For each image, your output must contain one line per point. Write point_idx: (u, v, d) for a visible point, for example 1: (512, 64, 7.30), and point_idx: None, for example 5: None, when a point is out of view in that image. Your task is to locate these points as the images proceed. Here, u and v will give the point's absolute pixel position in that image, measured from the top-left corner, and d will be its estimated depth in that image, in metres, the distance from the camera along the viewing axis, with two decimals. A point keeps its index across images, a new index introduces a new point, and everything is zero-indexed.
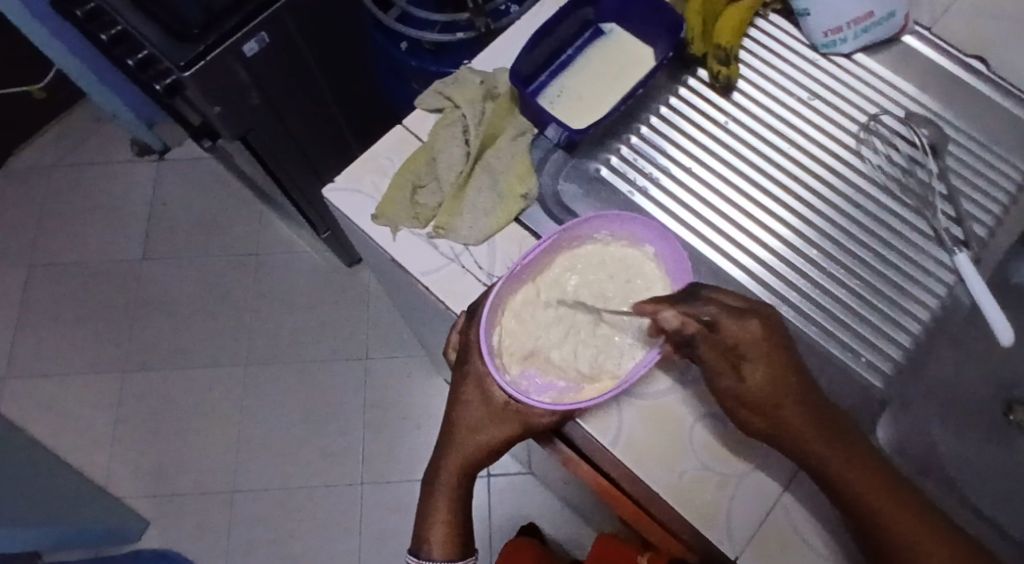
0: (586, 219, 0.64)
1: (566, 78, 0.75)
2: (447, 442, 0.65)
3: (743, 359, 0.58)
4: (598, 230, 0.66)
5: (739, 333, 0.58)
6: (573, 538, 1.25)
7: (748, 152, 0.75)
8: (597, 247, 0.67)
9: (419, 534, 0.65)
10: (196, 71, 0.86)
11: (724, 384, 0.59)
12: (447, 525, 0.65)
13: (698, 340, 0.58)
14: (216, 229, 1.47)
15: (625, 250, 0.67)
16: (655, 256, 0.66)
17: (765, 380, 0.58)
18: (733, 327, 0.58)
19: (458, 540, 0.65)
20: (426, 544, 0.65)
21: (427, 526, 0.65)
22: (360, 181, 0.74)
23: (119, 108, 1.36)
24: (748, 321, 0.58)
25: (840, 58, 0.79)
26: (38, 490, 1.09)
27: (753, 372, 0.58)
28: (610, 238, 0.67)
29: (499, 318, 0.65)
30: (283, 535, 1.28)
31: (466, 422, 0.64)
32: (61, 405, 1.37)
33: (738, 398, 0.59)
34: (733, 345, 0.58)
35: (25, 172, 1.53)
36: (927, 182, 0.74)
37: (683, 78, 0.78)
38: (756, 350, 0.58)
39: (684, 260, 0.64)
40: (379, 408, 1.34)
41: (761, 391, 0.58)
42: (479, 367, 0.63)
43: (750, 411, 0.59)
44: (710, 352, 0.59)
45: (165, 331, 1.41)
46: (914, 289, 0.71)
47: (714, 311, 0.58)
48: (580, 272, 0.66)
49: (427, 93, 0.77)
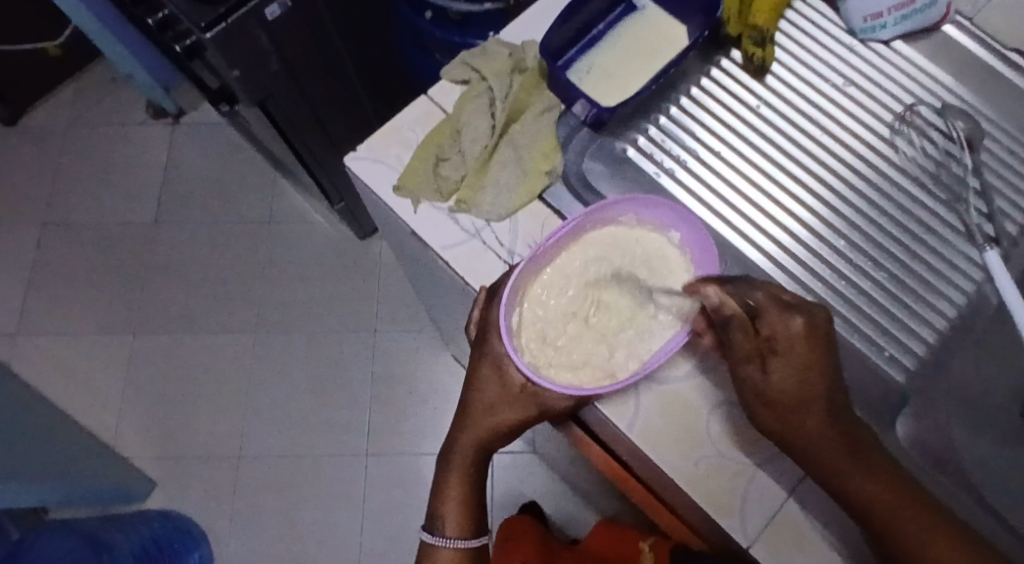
0: (613, 202, 0.63)
1: (596, 54, 0.73)
2: (462, 423, 0.66)
3: (774, 353, 0.57)
4: (623, 213, 0.64)
5: (777, 329, 0.57)
6: (575, 517, 1.25)
7: (778, 138, 0.73)
8: (621, 231, 0.65)
9: (432, 511, 0.67)
10: (216, 34, 0.84)
11: (748, 374, 0.58)
12: (461, 505, 0.66)
13: (734, 324, 0.58)
14: (230, 195, 1.46)
15: (649, 235, 0.65)
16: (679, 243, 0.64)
17: (790, 382, 0.57)
18: (770, 319, 0.57)
19: (472, 519, 0.67)
20: (441, 521, 0.66)
21: (440, 504, 0.66)
22: (383, 152, 0.73)
23: (136, 68, 1.34)
24: (792, 317, 0.57)
25: (878, 44, 0.77)
26: (48, 448, 1.09)
27: (779, 370, 0.57)
28: (635, 223, 0.65)
29: (519, 299, 0.63)
30: (288, 503, 1.28)
31: (482, 404, 0.64)
32: (71, 364, 1.37)
33: (762, 393, 0.58)
34: (767, 336, 0.58)
35: (40, 130, 1.52)
36: (961, 177, 0.72)
37: (716, 58, 0.76)
38: (788, 344, 0.57)
39: (711, 248, 0.62)
40: (387, 381, 1.34)
41: (785, 388, 0.57)
42: (498, 348, 0.63)
43: (771, 412, 0.57)
44: (743, 341, 0.58)
45: (176, 295, 1.41)
46: (941, 286, 0.69)
47: (760, 299, 0.57)
48: (602, 254, 0.64)
49: (453, 63, 0.75)
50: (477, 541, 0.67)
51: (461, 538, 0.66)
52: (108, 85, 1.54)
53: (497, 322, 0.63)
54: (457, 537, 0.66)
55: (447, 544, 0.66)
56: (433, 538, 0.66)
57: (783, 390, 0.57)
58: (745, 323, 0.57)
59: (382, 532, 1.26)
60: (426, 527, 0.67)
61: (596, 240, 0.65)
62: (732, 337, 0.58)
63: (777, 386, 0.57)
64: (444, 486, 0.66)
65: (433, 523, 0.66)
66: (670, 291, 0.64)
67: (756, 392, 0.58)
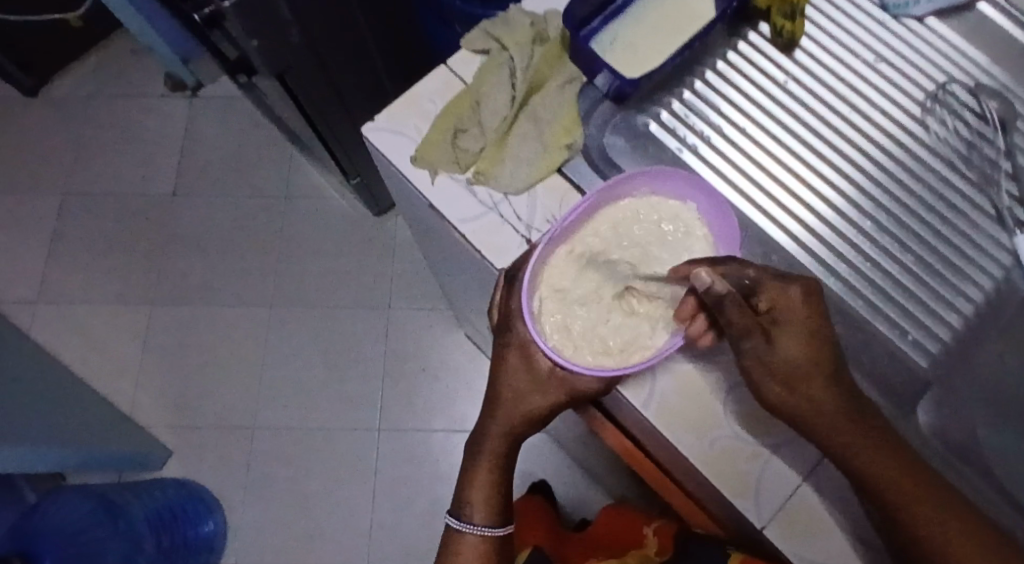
0: (630, 176, 0.62)
1: (622, 26, 0.71)
2: (491, 407, 0.65)
3: (777, 324, 0.57)
4: (639, 188, 0.64)
5: (779, 296, 0.57)
6: (586, 498, 1.25)
7: (805, 115, 0.72)
8: (638, 205, 0.64)
9: (459, 498, 0.66)
10: (236, 1, 0.83)
11: (749, 348, 0.57)
12: (489, 494, 0.66)
13: (728, 302, 0.54)
14: (247, 169, 1.46)
15: (668, 208, 0.64)
16: (698, 215, 0.64)
17: (797, 354, 0.56)
18: (769, 290, 0.56)
19: (498, 508, 0.66)
20: (468, 508, 0.65)
21: (468, 491, 0.66)
22: (401, 123, 0.72)
23: (156, 39, 1.34)
24: (790, 287, 0.56)
25: (911, 21, 0.75)
26: (66, 415, 1.10)
27: (784, 340, 0.57)
28: (652, 197, 0.65)
29: (539, 281, 0.62)
30: (302, 476, 1.29)
31: (512, 388, 0.63)
32: (89, 333, 1.38)
33: (767, 365, 0.57)
34: (767, 309, 0.57)
35: (60, 100, 1.52)
36: (993, 159, 0.71)
37: (744, 32, 0.74)
38: (791, 313, 0.57)
39: (730, 217, 0.62)
40: (401, 357, 1.34)
41: (793, 359, 0.56)
42: (523, 332, 0.61)
43: (776, 381, 0.57)
44: (739, 317, 0.55)
45: (193, 267, 1.41)
46: (970, 270, 0.68)
47: (756, 273, 0.56)
48: (621, 229, 0.63)
49: (474, 32, 0.74)
50: (502, 530, 0.66)
51: (488, 527, 0.65)
52: (128, 56, 1.54)
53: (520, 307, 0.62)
54: (484, 525, 0.65)
55: (475, 531, 0.65)
56: (460, 525, 0.65)
57: (791, 361, 0.57)
58: (739, 302, 0.55)
59: (393, 507, 1.27)
60: (452, 514, 0.66)
61: (608, 216, 0.64)
62: (729, 316, 0.55)
63: (783, 357, 0.57)
64: (473, 474, 0.66)
65: (459, 510, 0.66)
66: (690, 263, 0.63)
67: (760, 367, 0.57)
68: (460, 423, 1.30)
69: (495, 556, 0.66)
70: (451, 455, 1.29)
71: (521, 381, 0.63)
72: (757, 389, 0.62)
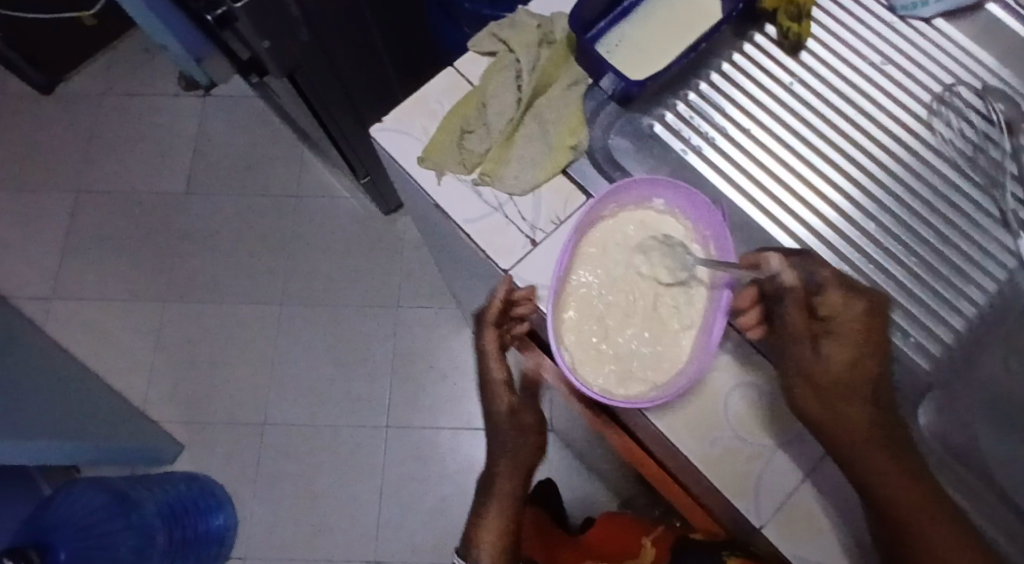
0: (600, 198, 0.63)
1: (628, 27, 0.72)
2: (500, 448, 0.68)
3: (829, 334, 0.60)
4: (607, 207, 0.65)
5: (839, 310, 0.60)
6: (591, 496, 1.25)
7: (810, 117, 0.72)
8: (611, 221, 0.65)
9: (469, 540, 0.67)
10: (248, 3, 0.84)
11: (801, 352, 0.60)
12: (498, 535, 0.66)
13: (789, 298, 0.59)
14: (257, 167, 1.47)
15: (640, 213, 0.65)
16: (669, 208, 0.65)
17: (845, 363, 0.59)
18: (830, 300, 0.59)
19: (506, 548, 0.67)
20: (475, 549, 0.66)
21: (478, 532, 0.67)
22: (408, 123, 0.72)
23: (168, 39, 1.35)
24: (856, 301, 0.59)
25: (918, 23, 0.75)
26: (79, 408, 1.12)
27: (837, 350, 0.59)
28: (619, 210, 0.65)
29: (562, 327, 0.63)
30: (310, 472, 1.30)
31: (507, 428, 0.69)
32: (101, 328, 1.40)
33: (808, 370, 0.59)
34: (824, 315, 0.60)
35: (75, 98, 1.54)
36: (999, 161, 0.71)
37: (750, 34, 0.74)
38: (843, 327, 0.59)
39: (707, 205, 0.63)
40: (408, 355, 1.35)
41: (837, 368, 0.59)
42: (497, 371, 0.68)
43: (809, 389, 0.59)
44: (796, 315, 0.59)
45: (204, 264, 1.43)
46: (974, 273, 0.68)
47: (825, 274, 0.59)
48: (615, 243, 0.65)
49: (481, 35, 0.74)
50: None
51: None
52: (141, 55, 1.55)
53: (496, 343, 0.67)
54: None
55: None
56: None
57: (838, 371, 0.59)
58: (801, 299, 0.59)
59: (400, 504, 1.28)
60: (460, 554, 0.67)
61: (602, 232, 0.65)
62: (788, 315, 0.60)
63: (829, 365, 0.59)
64: (483, 517, 0.67)
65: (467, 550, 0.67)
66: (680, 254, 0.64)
67: (806, 372, 0.59)
68: (467, 421, 1.31)
69: None
70: (458, 453, 1.30)
71: (509, 424, 0.68)
72: (757, 389, 0.63)
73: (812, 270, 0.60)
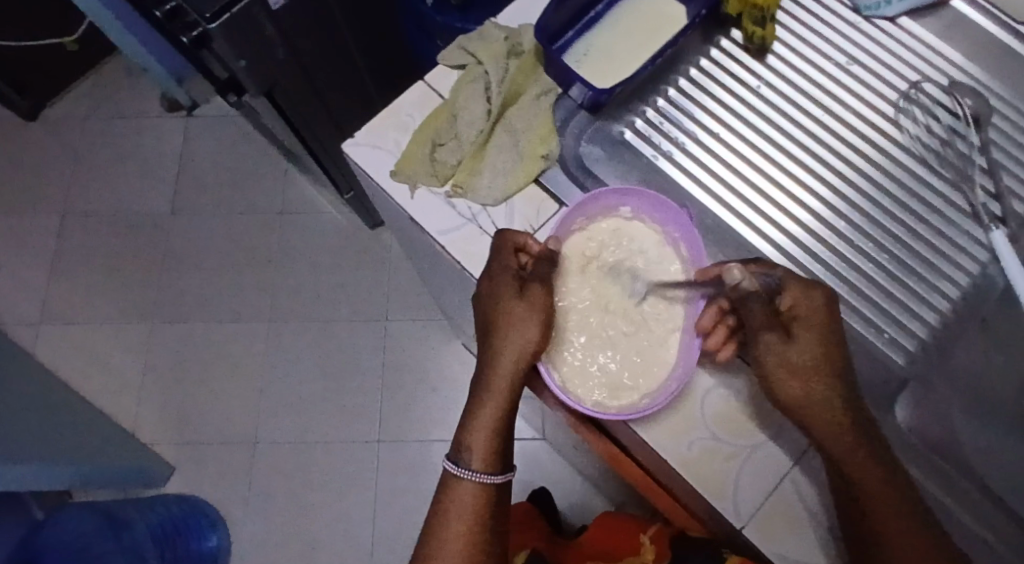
0: (568, 211, 0.64)
1: (595, 36, 0.73)
2: (495, 348, 0.63)
3: (795, 325, 0.59)
4: (574, 221, 0.66)
5: (800, 301, 0.59)
6: (584, 505, 1.25)
7: (779, 118, 0.72)
8: (580, 236, 0.66)
9: (461, 439, 0.65)
10: (221, 23, 0.85)
11: (768, 343, 0.59)
12: (490, 439, 0.64)
13: (755, 298, 0.59)
14: (243, 185, 1.48)
15: (606, 224, 0.67)
16: (632, 214, 0.67)
17: (813, 352, 0.58)
18: (792, 292, 0.59)
19: (498, 454, 0.64)
20: (467, 454, 0.64)
21: (472, 436, 0.64)
22: (381, 137, 0.73)
23: (150, 61, 1.36)
24: (814, 292, 0.59)
25: (883, 21, 0.75)
26: (70, 433, 1.12)
27: (802, 340, 0.58)
28: (586, 223, 0.67)
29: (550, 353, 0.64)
30: (304, 488, 1.30)
31: (504, 328, 0.62)
32: (91, 351, 1.40)
33: (782, 364, 0.58)
34: (788, 309, 0.59)
35: (58, 122, 1.54)
36: (967, 155, 0.71)
37: (717, 38, 0.75)
38: (806, 318, 0.59)
39: (668, 205, 0.65)
40: (397, 368, 1.35)
41: (807, 358, 0.58)
42: (506, 264, 0.64)
43: (790, 380, 0.58)
44: (761, 316, 0.59)
45: (191, 284, 1.43)
46: (946, 268, 0.68)
47: (782, 273, 0.60)
48: (581, 258, 0.66)
49: (450, 48, 0.75)
50: (502, 477, 0.65)
51: (487, 474, 0.64)
52: (124, 78, 1.56)
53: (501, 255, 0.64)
54: (482, 472, 0.64)
55: (472, 478, 0.64)
56: (459, 470, 0.64)
57: (804, 362, 0.58)
58: (762, 298, 0.59)
59: (394, 517, 1.28)
60: (451, 456, 0.65)
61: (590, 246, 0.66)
62: (752, 312, 0.59)
63: (799, 355, 0.58)
64: (476, 418, 0.64)
65: (459, 454, 0.64)
66: (647, 252, 0.66)
67: (780, 361, 0.58)
68: None
69: (489, 504, 0.64)
70: None
71: (512, 317, 0.62)
72: (733, 390, 0.63)
73: (766, 272, 0.60)
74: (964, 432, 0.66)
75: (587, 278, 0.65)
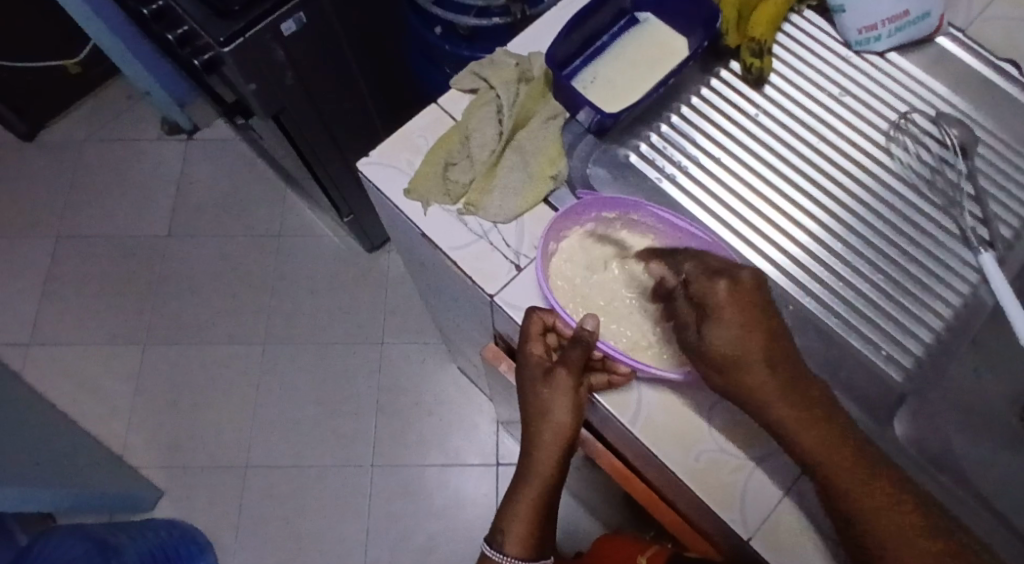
0: (546, 235, 0.68)
1: (600, 64, 0.77)
2: (531, 435, 0.65)
3: (705, 317, 0.60)
4: (553, 259, 0.70)
5: (704, 290, 0.61)
6: (578, 530, 1.25)
7: (775, 144, 0.76)
8: (559, 258, 0.70)
9: (499, 523, 0.65)
10: (234, 47, 0.87)
11: (688, 339, 0.62)
12: (526, 524, 0.64)
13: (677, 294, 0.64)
14: (241, 210, 1.49)
15: (564, 251, 0.71)
16: (559, 244, 0.70)
17: (720, 339, 0.59)
18: (697, 284, 0.61)
19: (534, 538, 0.65)
20: (501, 538, 0.65)
21: (507, 521, 0.65)
22: (395, 157, 0.75)
23: (152, 85, 1.38)
24: (716, 281, 0.60)
25: (873, 56, 0.79)
26: (60, 454, 1.11)
27: (712, 328, 0.59)
28: (556, 255, 0.70)
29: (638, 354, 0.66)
30: (295, 513, 1.29)
31: (538, 414, 0.65)
32: (81, 373, 1.39)
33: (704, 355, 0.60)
34: (700, 300, 0.61)
35: (56, 145, 1.56)
36: (956, 182, 0.74)
37: (716, 69, 0.79)
38: (716, 306, 0.60)
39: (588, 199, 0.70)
40: (392, 392, 1.35)
41: (719, 347, 0.59)
42: (533, 350, 0.65)
43: (712, 370, 0.59)
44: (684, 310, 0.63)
45: (187, 307, 1.43)
46: (937, 288, 0.70)
47: (690, 266, 0.64)
48: (577, 273, 0.70)
49: (463, 73, 0.78)
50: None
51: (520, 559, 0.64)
52: (124, 101, 1.58)
53: (530, 342, 0.66)
54: (516, 557, 0.64)
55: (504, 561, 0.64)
56: (492, 553, 0.64)
57: (716, 351, 0.59)
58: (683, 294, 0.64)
59: (386, 543, 1.27)
60: (488, 541, 0.65)
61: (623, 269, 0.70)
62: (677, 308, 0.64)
63: (709, 345, 0.59)
64: (513, 504, 0.65)
65: (494, 538, 0.65)
66: (599, 249, 0.71)
67: (699, 357, 0.60)
68: (454, 457, 1.31)
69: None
70: (445, 489, 1.29)
71: (539, 397, 0.65)
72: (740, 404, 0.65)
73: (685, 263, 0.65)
74: (958, 447, 0.68)
75: (597, 275, 0.70)
